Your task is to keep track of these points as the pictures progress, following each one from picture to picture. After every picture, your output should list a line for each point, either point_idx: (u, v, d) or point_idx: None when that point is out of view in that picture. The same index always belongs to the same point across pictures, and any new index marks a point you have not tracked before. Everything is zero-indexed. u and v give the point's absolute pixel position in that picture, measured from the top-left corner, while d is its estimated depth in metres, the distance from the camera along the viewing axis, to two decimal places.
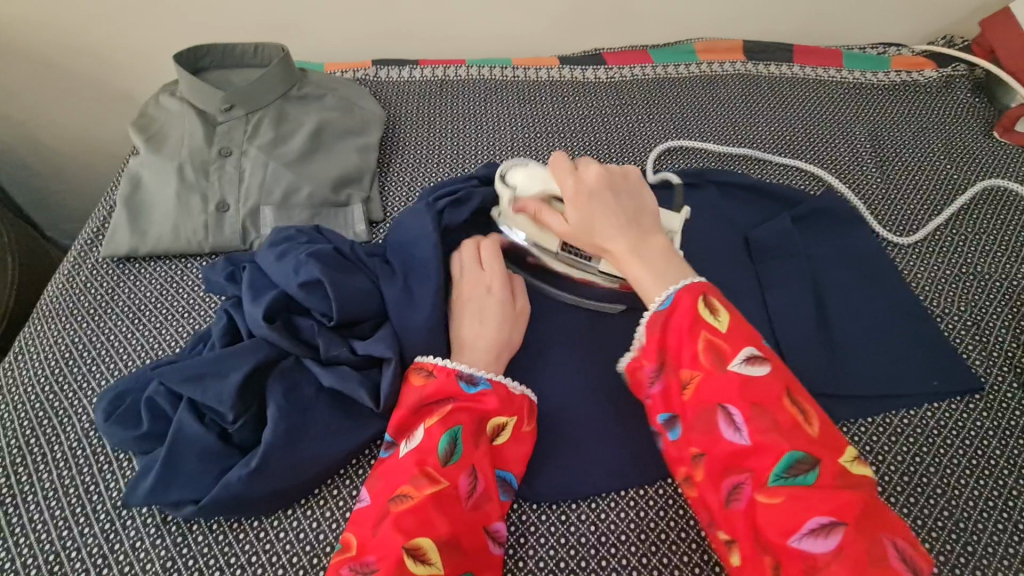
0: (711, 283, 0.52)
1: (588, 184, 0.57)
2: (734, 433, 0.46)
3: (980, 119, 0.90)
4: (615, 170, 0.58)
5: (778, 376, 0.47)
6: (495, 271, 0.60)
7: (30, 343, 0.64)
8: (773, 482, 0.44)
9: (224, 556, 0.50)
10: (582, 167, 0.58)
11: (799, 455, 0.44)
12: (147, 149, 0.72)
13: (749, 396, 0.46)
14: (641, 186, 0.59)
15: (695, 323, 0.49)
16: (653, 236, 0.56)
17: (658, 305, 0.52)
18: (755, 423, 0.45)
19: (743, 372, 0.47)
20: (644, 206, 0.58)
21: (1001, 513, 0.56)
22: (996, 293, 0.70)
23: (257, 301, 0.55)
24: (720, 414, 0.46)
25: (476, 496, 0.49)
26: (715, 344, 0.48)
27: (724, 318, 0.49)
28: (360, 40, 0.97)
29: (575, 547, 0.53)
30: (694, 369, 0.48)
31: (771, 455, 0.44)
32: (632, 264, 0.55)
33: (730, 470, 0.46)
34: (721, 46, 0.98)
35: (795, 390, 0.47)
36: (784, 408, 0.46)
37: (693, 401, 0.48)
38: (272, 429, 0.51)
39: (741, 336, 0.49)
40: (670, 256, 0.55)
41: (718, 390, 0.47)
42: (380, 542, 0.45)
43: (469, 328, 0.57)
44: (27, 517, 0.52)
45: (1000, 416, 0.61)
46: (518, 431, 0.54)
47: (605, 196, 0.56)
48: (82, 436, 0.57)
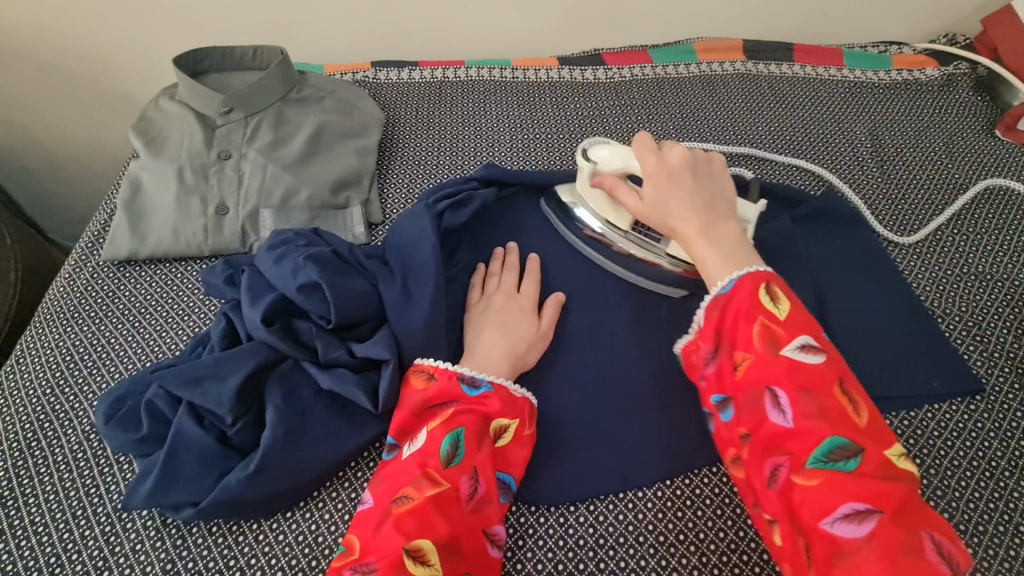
0: (775, 273, 0.51)
1: (671, 165, 0.57)
2: (779, 415, 0.45)
3: (982, 118, 0.90)
4: (699, 154, 0.59)
5: (831, 367, 0.46)
6: (532, 292, 0.63)
7: (31, 345, 0.64)
8: (813, 464, 0.43)
9: (223, 558, 0.51)
10: (666, 148, 0.59)
11: (842, 442, 0.43)
12: (148, 152, 0.72)
13: (799, 381, 0.45)
14: (722, 175, 0.59)
15: (752, 307, 0.48)
16: (726, 222, 0.56)
17: (720, 288, 0.51)
18: (802, 407, 0.44)
19: (796, 358, 0.46)
20: (722, 193, 0.58)
21: (1002, 514, 0.55)
22: (998, 293, 0.70)
23: (256, 304, 0.55)
24: (767, 395, 0.46)
25: (476, 499, 0.49)
26: (772, 329, 0.47)
27: (784, 307, 0.49)
28: (360, 41, 0.97)
29: (573, 549, 0.53)
30: (745, 351, 0.48)
31: (815, 439, 0.43)
32: (702, 244, 0.54)
33: (772, 451, 0.45)
34: (721, 46, 0.97)
35: (850, 383, 0.46)
36: (835, 397, 0.45)
37: (741, 382, 0.48)
38: (270, 432, 0.51)
39: (797, 323, 0.48)
40: (742, 244, 0.54)
41: (767, 372, 0.46)
42: (381, 544, 0.45)
43: (487, 340, 0.58)
44: (28, 519, 0.53)
45: (1001, 417, 0.61)
46: (519, 435, 0.54)
47: (685, 176, 0.57)
48: (83, 439, 0.57)
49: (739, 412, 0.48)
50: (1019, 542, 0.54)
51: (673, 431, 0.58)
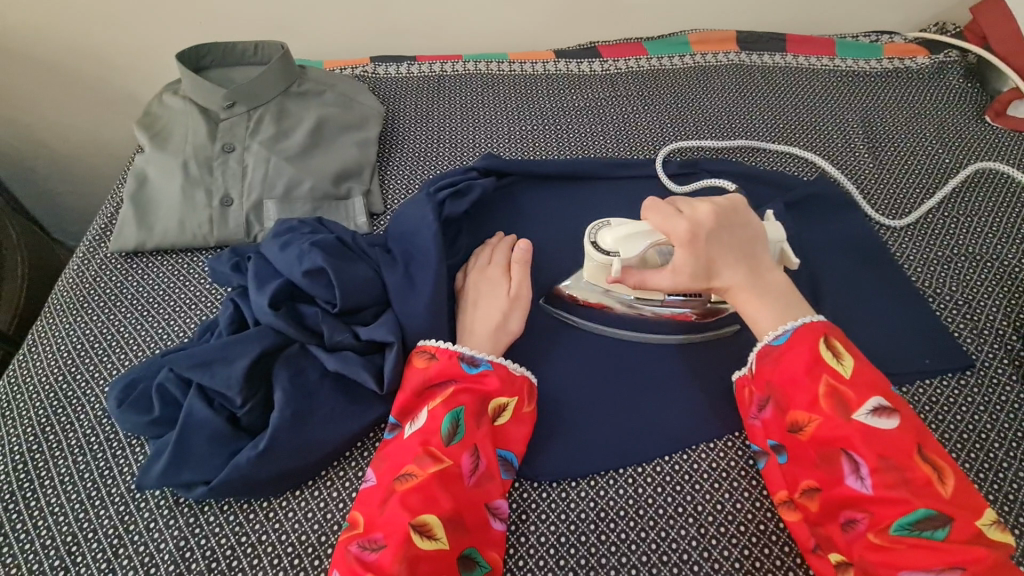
0: (831, 323, 0.52)
1: (702, 224, 0.55)
2: (856, 479, 0.47)
3: (973, 105, 0.91)
4: (725, 204, 0.57)
5: (908, 430, 0.46)
6: (500, 258, 0.64)
7: (43, 335, 0.66)
8: (898, 531, 0.45)
9: (235, 535, 0.52)
10: (688, 209, 0.56)
11: (927, 511, 0.44)
12: (153, 146, 0.74)
13: (876, 447, 0.46)
14: (750, 216, 0.58)
15: (816, 367, 0.49)
16: (768, 270, 0.57)
17: (772, 339, 0.53)
18: (881, 475, 0.46)
19: (869, 424, 0.47)
20: (756, 235, 0.57)
21: (992, 484, 0.57)
22: (987, 272, 0.71)
23: (262, 290, 0.56)
24: (843, 458, 0.47)
25: (478, 474, 0.50)
26: (839, 391, 0.48)
27: (849, 363, 0.49)
28: (359, 38, 0.98)
29: (575, 523, 0.54)
30: (813, 411, 0.49)
31: (896, 505, 0.45)
32: (756, 305, 0.55)
33: (846, 508, 0.47)
34: (715, 37, 0.99)
35: (929, 445, 0.47)
36: (916, 464, 0.46)
37: (810, 442, 0.49)
38: (279, 412, 0.53)
39: (867, 384, 0.48)
40: (787, 289, 0.56)
41: (839, 435, 0.47)
42: (387, 519, 0.47)
43: (481, 318, 0.59)
44: (44, 501, 0.54)
45: (990, 391, 0.62)
46: (518, 412, 0.55)
47: (721, 236, 0.55)
48: (95, 423, 0.58)
49: (809, 468, 0.49)
50: (1009, 510, 0.56)
51: (671, 409, 0.59)
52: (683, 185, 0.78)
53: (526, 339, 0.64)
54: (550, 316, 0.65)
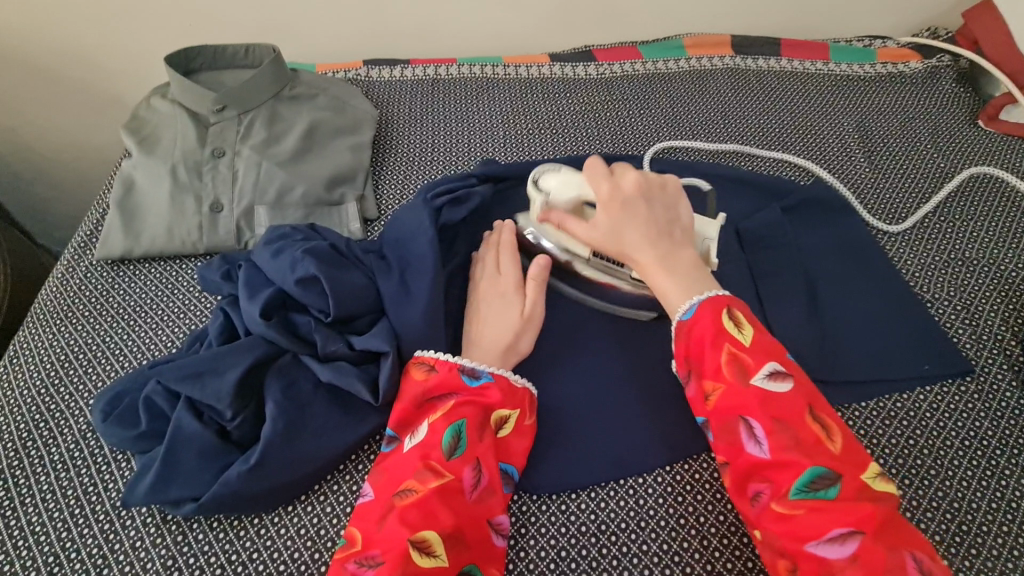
0: (734, 296, 0.53)
1: (624, 191, 0.58)
2: (755, 445, 0.47)
3: (966, 109, 0.92)
4: (652, 179, 0.59)
5: (800, 392, 0.48)
6: (512, 269, 0.61)
7: (25, 346, 0.64)
8: (795, 495, 0.45)
9: (226, 553, 0.50)
10: (618, 175, 0.59)
11: (820, 471, 0.45)
12: (140, 151, 0.72)
13: (771, 411, 0.47)
14: (677, 196, 0.60)
15: (719, 336, 0.50)
16: (681, 248, 0.57)
17: (681, 316, 0.53)
18: (776, 438, 0.46)
19: (765, 388, 0.48)
20: (677, 217, 0.59)
21: (994, 492, 0.57)
22: (984, 278, 0.71)
23: (254, 298, 0.55)
24: (742, 426, 0.48)
25: (480, 489, 0.49)
26: (739, 358, 0.49)
27: (748, 332, 0.50)
28: (351, 40, 0.97)
29: (575, 537, 0.53)
30: (716, 380, 0.50)
31: (791, 468, 0.45)
32: (659, 274, 0.56)
33: (752, 478, 0.47)
34: (709, 41, 0.99)
35: (820, 406, 0.48)
36: (806, 425, 0.47)
37: (715, 412, 0.50)
38: (271, 425, 0.51)
39: (764, 351, 0.49)
40: (697, 270, 0.56)
41: (739, 402, 0.48)
42: (385, 536, 0.46)
43: (493, 336, 0.57)
44: (26, 519, 0.52)
45: (990, 398, 0.62)
46: (520, 425, 0.54)
47: (639, 205, 0.57)
48: (80, 438, 0.56)
49: (715, 441, 0.50)
50: (1011, 518, 0.55)
51: (671, 418, 0.59)
52: None
53: None
54: (549, 324, 0.64)
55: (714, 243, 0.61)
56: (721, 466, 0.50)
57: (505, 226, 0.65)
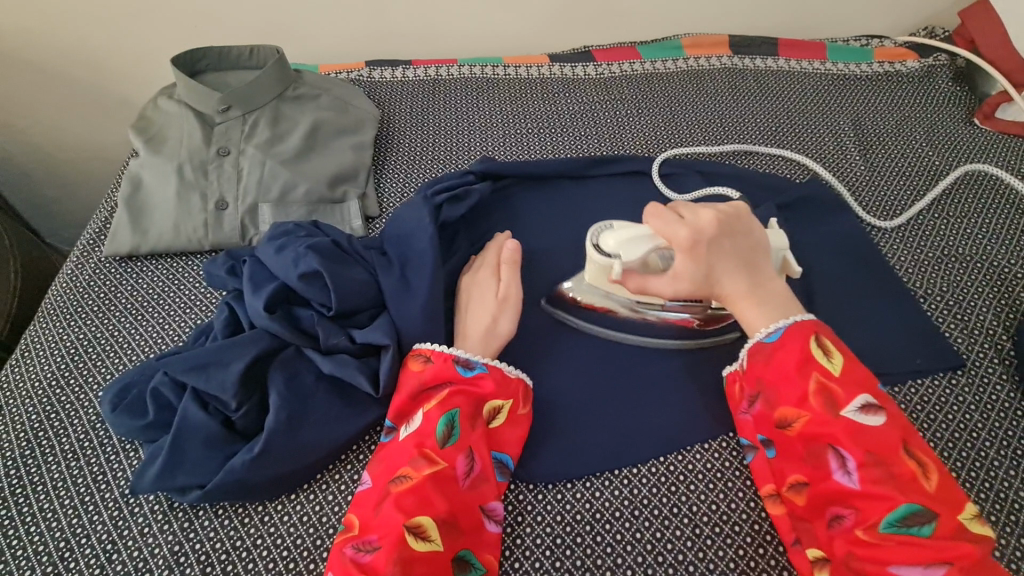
0: (823, 323, 0.53)
1: (703, 232, 0.55)
2: (844, 474, 0.47)
3: (961, 108, 0.93)
4: (727, 212, 0.56)
5: (894, 426, 0.48)
6: (491, 260, 0.63)
7: (36, 340, 0.65)
8: (885, 528, 0.45)
9: (230, 539, 0.52)
10: (689, 215, 0.56)
11: (915, 508, 0.45)
12: (147, 150, 0.74)
13: (864, 443, 0.47)
14: (751, 223, 0.57)
15: (806, 365, 0.50)
16: (769, 276, 0.57)
17: (765, 336, 0.54)
18: (867, 471, 0.47)
19: (857, 420, 0.48)
20: (757, 242, 0.57)
21: (983, 483, 0.58)
22: (977, 273, 0.72)
23: (258, 292, 0.57)
24: (831, 454, 0.48)
25: (473, 476, 0.51)
26: (828, 387, 0.49)
27: (838, 361, 0.50)
28: (355, 41, 0.99)
29: (571, 524, 0.54)
30: (802, 408, 0.50)
31: (881, 500, 0.46)
32: (752, 312, 0.55)
33: (835, 504, 0.48)
34: (707, 41, 1.00)
35: (914, 441, 0.48)
36: (899, 459, 0.47)
37: (798, 439, 0.50)
38: (274, 415, 0.53)
39: (854, 382, 0.49)
40: (785, 297, 0.56)
41: (829, 432, 0.48)
42: (381, 522, 0.47)
43: (473, 320, 0.58)
44: (37, 506, 0.54)
45: (980, 391, 0.63)
46: (513, 414, 0.55)
47: (721, 243, 0.55)
48: (89, 428, 0.58)
49: (796, 464, 0.50)
50: (1000, 508, 0.56)
51: (666, 410, 0.60)
52: (677, 188, 0.78)
53: (521, 341, 0.64)
54: (547, 318, 0.65)
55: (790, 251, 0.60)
56: (799, 488, 0.50)
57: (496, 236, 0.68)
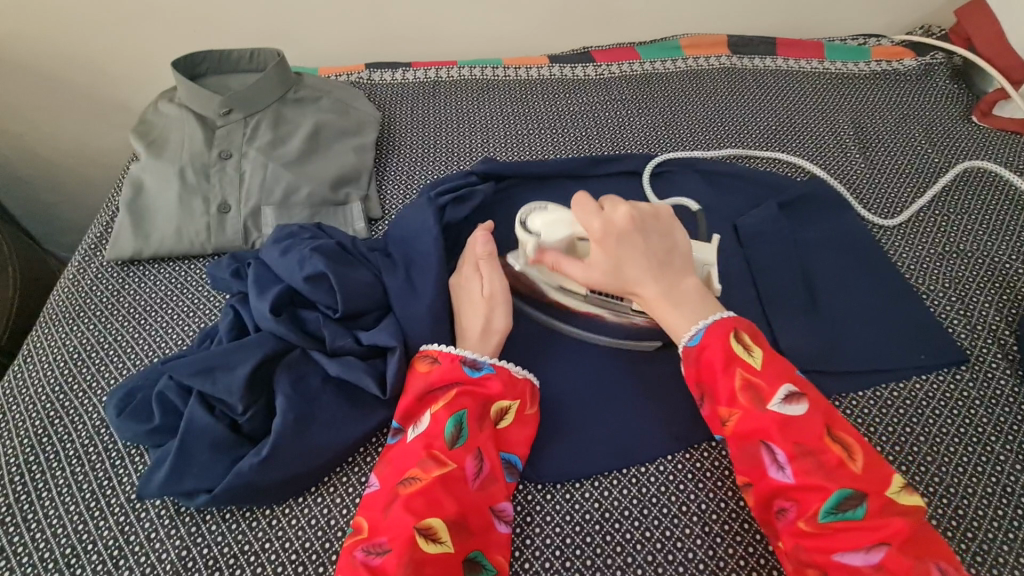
0: (740, 317, 0.54)
1: (616, 226, 0.56)
2: (778, 469, 0.49)
3: (959, 105, 0.93)
4: (645, 209, 0.57)
5: (816, 412, 0.49)
6: (470, 255, 0.62)
7: (38, 346, 0.65)
8: (823, 516, 0.47)
9: (239, 543, 0.51)
10: (609, 208, 0.57)
11: (846, 492, 0.47)
12: (149, 154, 0.73)
13: (791, 435, 0.48)
14: (671, 223, 0.58)
15: (730, 362, 0.51)
16: (684, 278, 0.57)
17: (688, 341, 0.54)
18: (798, 462, 0.48)
19: (782, 413, 0.49)
20: (675, 244, 0.57)
21: (989, 477, 0.58)
22: (978, 269, 0.72)
23: (263, 295, 0.56)
24: (764, 451, 0.49)
25: (482, 477, 0.50)
26: (753, 383, 0.50)
27: (758, 355, 0.52)
28: (354, 44, 0.99)
29: (580, 524, 0.54)
30: (732, 406, 0.51)
31: (815, 489, 0.47)
32: (666, 310, 0.56)
33: (777, 498, 0.49)
34: (706, 41, 1.00)
35: (837, 424, 0.49)
36: (827, 446, 0.48)
37: (733, 437, 0.51)
38: (281, 418, 0.53)
39: (775, 374, 0.50)
40: (703, 298, 0.56)
41: (759, 428, 0.49)
42: (391, 524, 0.47)
43: (467, 321, 0.58)
44: (42, 513, 0.53)
45: (984, 385, 0.63)
46: (521, 414, 0.55)
47: (635, 239, 0.56)
48: (93, 434, 0.58)
49: (736, 463, 0.51)
50: (1007, 502, 0.56)
51: (672, 408, 0.60)
52: (679, 187, 0.79)
53: (527, 341, 0.64)
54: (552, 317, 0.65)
55: (715, 267, 0.60)
56: (744, 487, 0.51)
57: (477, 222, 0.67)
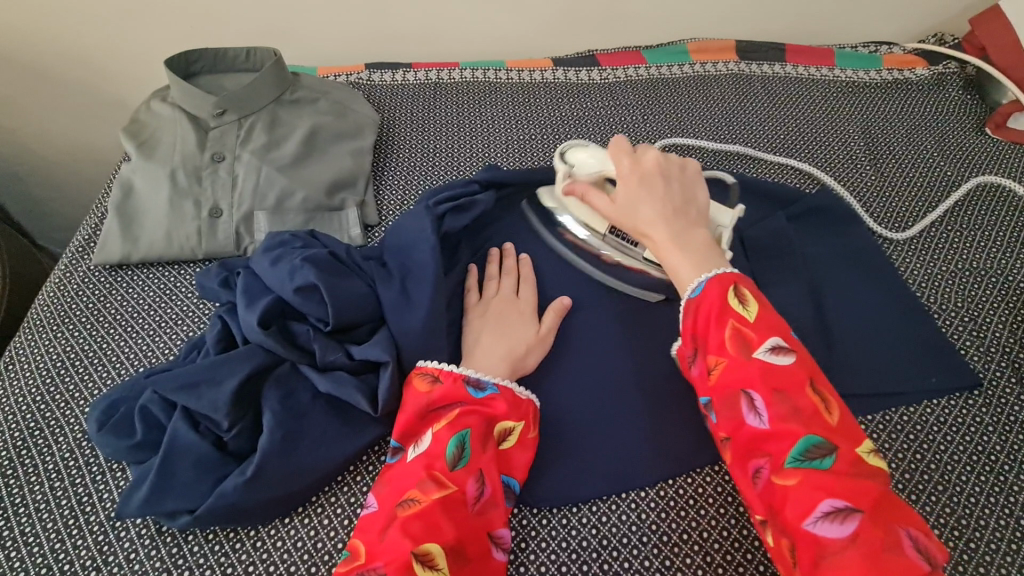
0: (742, 274, 0.53)
1: (644, 166, 0.60)
2: (756, 417, 0.46)
3: (972, 116, 0.91)
4: (672, 159, 0.61)
5: (802, 365, 0.47)
6: (528, 297, 0.63)
7: (21, 352, 0.63)
8: (793, 466, 0.44)
9: (221, 566, 0.50)
10: (641, 152, 0.61)
11: (821, 444, 0.44)
12: (139, 155, 0.71)
13: (772, 382, 0.46)
14: (696, 178, 0.61)
15: (722, 309, 0.50)
16: (696, 226, 0.57)
17: (691, 292, 0.53)
18: (777, 411, 0.45)
19: (768, 360, 0.47)
20: (694, 197, 0.59)
21: (1002, 508, 0.56)
22: (991, 288, 0.70)
23: (252, 307, 0.54)
24: (742, 398, 0.47)
25: (482, 501, 0.48)
26: (742, 332, 0.49)
27: (752, 307, 0.50)
28: (353, 43, 0.96)
29: (576, 551, 0.52)
30: (719, 354, 0.49)
31: (790, 438, 0.44)
32: (672, 252, 0.56)
33: (751, 453, 0.46)
34: (714, 47, 0.98)
35: (821, 380, 0.47)
36: (808, 399, 0.46)
37: (717, 386, 0.49)
38: (267, 436, 0.50)
39: (765, 325, 0.49)
40: (710, 250, 0.56)
41: (741, 375, 0.47)
42: (387, 548, 0.44)
43: (502, 349, 0.57)
44: (19, 529, 0.51)
45: (997, 411, 0.61)
46: (524, 437, 0.53)
47: (657, 181, 0.58)
48: (75, 446, 0.56)
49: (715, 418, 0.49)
50: (1020, 535, 0.54)
51: (675, 430, 0.58)
52: None
53: None
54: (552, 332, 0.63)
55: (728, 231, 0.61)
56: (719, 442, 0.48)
57: (520, 258, 0.66)
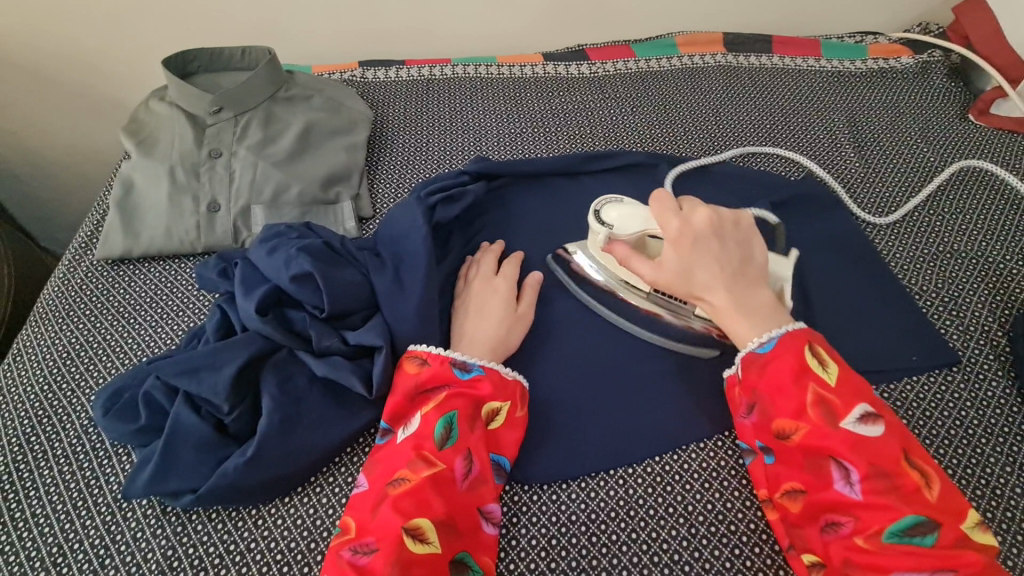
0: (813, 330, 0.53)
1: (694, 227, 0.56)
2: (846, 485, 0.47)
3: (957, 103, 0.93)
4: (726, 214, 0.57)
5: (892, 435, 0.48)
6: (507, 274, 0.64)
7: (28, 345, 0.65)
8: (889, 538, 0.45)
9: (224, 543, 0.51)
10: (687, 209, 0.57)
11: (917, 517, 0.45)
12: (138, 153, 0.73)
13: (864, 454, 0.47)
14: (751, 233, 0.58)
15: (804, 375, 0.50)
16: (757, 289, 0.56)
17: (758, 347, 0.53)
18: (870, 482, 0.46)
19: (856, 431, 0.48)
20: (752, 255, 0.57)
21: (980, 480, 0.57)
22: (971, 269, 0.72)
23: (250, 295, 0.56)
24: (833, 466, 0.48)
25: (471, 479, 0.50)
26: (826, 399, 0.49)
27: (833, 370, 0.50)
28: (348, 41, 0.98)
29: (565, 526, 0.54)
30: (801, 420, 0.49)
31: (884, 510, 0.46)
32: (734, 319, 0.55)
33: (834, 515, 0.48)
34: (702, 39, 0.99)
35: (914, 449, 0.48)
36: (902, 471, 0.47)
37: (798, 449, 0.49)
38: (266, 419, 0.52)
39: (851, 391, 0.49)
40: (774, 315, 0.55)
41: (827, 443, 0.48)
42: (379, 524, 0.47)
43: (481, 328, 0.59)
44: (29, 511, 0.54)
45: (975, 386, 0.63)
46: (511, 417, 0.55)
47: (713, 244, 0.55)
48: (82, 432, 0.58)
49: (796, 477, 0.50)
50: (996, 505, 0.56)
51: (662, 410, 0.59)
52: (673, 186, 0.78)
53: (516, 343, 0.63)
54: (542, 317, 0.65)
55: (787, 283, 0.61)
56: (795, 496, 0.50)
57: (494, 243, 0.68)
